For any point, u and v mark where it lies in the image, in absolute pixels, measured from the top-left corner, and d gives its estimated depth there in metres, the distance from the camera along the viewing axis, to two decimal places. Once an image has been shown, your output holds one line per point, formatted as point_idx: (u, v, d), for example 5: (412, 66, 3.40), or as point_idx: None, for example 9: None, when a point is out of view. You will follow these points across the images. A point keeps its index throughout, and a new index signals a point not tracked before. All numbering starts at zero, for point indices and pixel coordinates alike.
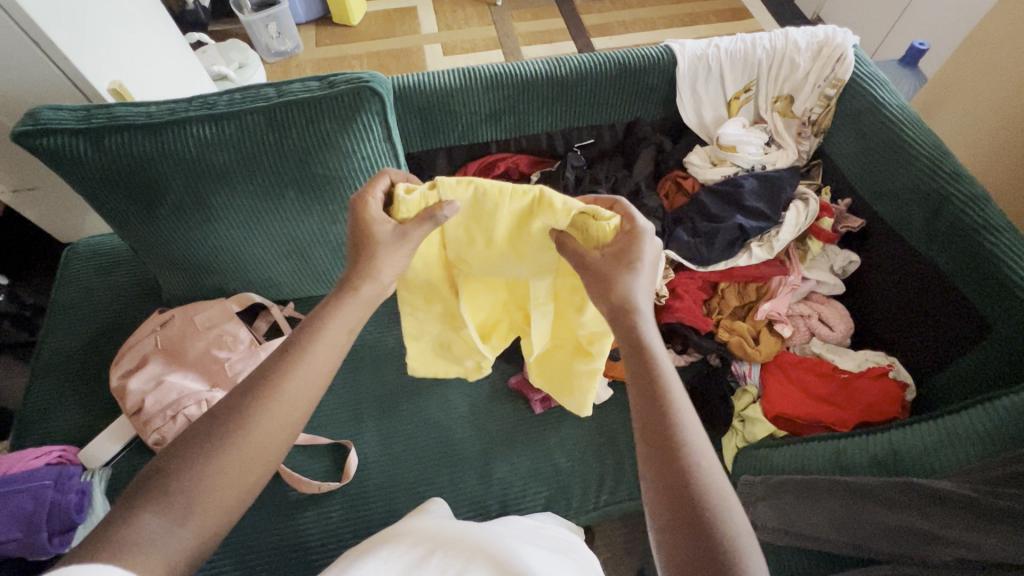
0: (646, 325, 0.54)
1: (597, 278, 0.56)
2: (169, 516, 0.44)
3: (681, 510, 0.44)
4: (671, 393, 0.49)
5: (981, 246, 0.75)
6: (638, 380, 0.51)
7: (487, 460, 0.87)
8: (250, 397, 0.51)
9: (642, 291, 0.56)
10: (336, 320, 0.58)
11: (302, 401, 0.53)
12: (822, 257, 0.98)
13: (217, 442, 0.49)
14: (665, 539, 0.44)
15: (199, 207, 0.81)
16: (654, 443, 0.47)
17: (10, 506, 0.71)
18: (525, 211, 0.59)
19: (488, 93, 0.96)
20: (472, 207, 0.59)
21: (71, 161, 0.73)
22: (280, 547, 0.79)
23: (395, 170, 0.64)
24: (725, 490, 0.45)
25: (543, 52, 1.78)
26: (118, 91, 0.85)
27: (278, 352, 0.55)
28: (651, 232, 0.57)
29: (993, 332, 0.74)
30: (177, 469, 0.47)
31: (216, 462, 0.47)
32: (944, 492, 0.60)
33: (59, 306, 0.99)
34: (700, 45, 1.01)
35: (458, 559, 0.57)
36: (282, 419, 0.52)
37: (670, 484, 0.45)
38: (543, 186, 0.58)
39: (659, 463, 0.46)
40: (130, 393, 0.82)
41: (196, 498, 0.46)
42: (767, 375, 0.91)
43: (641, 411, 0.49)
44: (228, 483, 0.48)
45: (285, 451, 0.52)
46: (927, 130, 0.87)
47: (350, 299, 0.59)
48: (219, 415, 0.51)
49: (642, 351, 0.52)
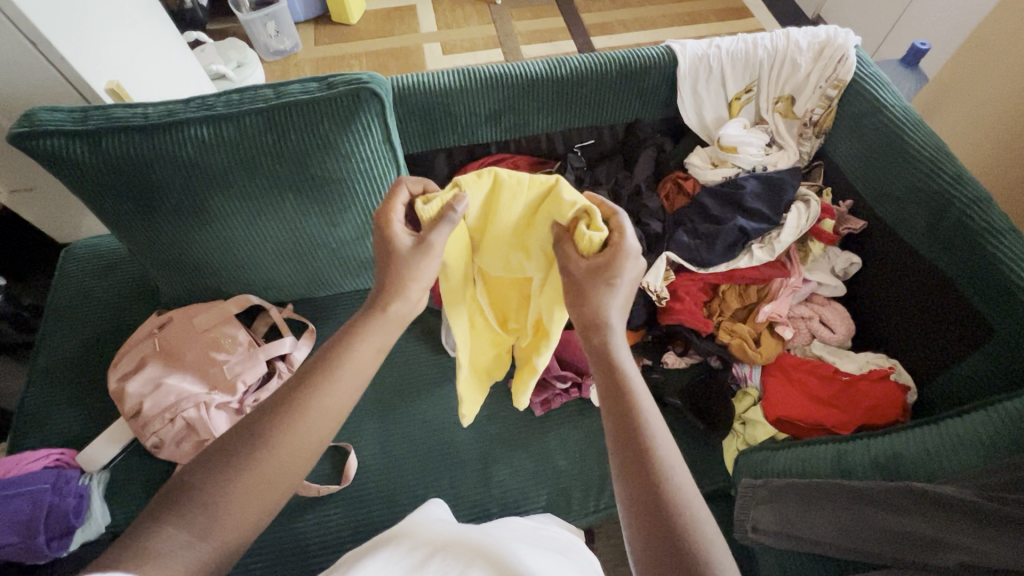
0: (616, 340, 0.56)
1: (575, 290, 0.59)
2: (178, 528, 0.45)
3: (653, 520, 0.45)
4: (641, 405, 0.51)
5: (984, 248, 0.74)
6: (609, 398, 0.52)
7: (487, 462, 0.87)
8: (271, 415, 0.52)
9: (618, 306, 0.58)
10: (363, 338, 0.58)
11: (325, 426, 0.53)
12: (822, 258, 0.98)
13: (237, 463, 0.49)
14: (638, 549, 0.45)
15: (198, 209, 0.80)
16: (625, 457, 0.48)
17: (8, 510, 0.71)
18: (537, 203, 0.63)
19: (488, 95, 0.96)
20: (489, 198, 0.63)
21: (68, 163, 0.72)
22: (280, 550, 0.79)
23: (413, 178, 0.64)
24: (696, 500, 0.46)
25: (542, 50, 1.78)
26: (114, 91, 0.84)
27: (305, 373, 0.55)
28: (635, 252, 0.59)
29: (995, 336, 0.74)
30: (199, 484, 0.48)
31: (238, 482, 0.48)
32: (950, 497, 0.60)
33: (58, 307, 0.99)
34: (701, 46, 1.00)
35: (458, 562, 0.57)
36: (300, 435, 0.51)
37: (642, 495, 0.46)
38: (558, 176, 0.61)
39: (633, 475, 0.47)
40: (128, 396, 0.81)
41: (208, 511, 0.46)
42: (768, 377, 0.92)
43: (612, 422, 0.51)
44: (249, 501, 0.48)
45: (304, 470, 0.52)
46: (930, 132, 0.87)
47: (378, 319, 0.60)
48: (240, 435, 0.51)
49: (612, 366, 0.54)
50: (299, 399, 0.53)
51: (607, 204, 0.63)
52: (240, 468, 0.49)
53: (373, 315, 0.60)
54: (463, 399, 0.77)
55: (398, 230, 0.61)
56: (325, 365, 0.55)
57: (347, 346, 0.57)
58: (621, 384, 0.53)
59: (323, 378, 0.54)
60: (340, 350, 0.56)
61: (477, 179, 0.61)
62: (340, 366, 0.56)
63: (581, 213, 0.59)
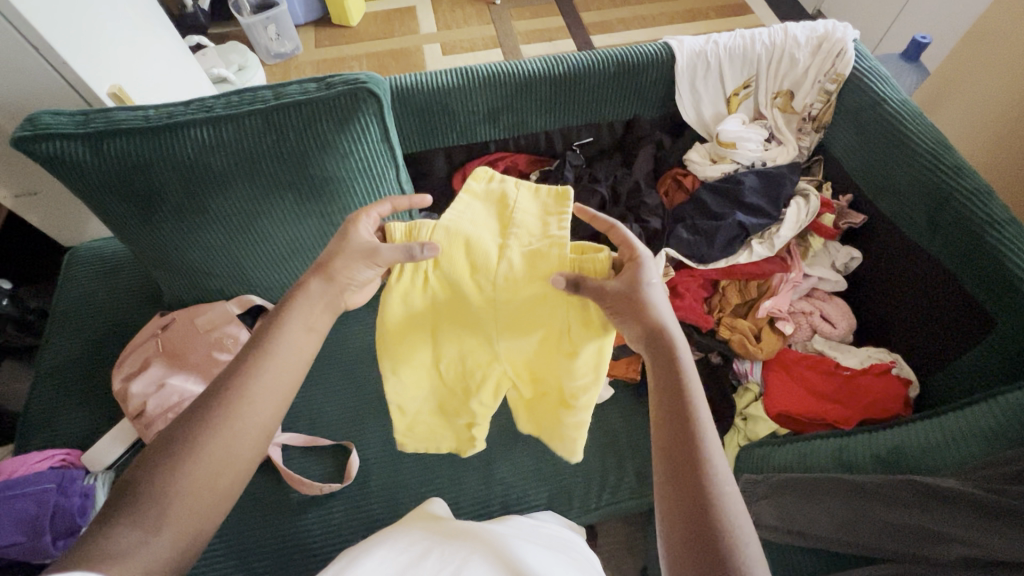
0: (674, 336, 0.56)
1: (625, 303, 0.55)
2: (142, 526, 0.46)
3: (681, 486, 0.47)
4: (695, 408, 0.51)
5: (984, 241, 0.74)
6: (662, 374, 0.54)
7: (488, 460, 0.87)
8: (231, 395, 0.53)
9: (663, 307, 0.57)
10: (296, 317, 0.59)
11: (273, 405, 0.55)
12: (823, 254, 0.98)
13: (186, 452, 0.49)
14: (665, 509, 0.48)
15: (199, 210, 0.81)
16: (670, 427, 0.51)
17: (14, 511, 0.72)
18: (524, 208, 0.62)
19: (486, 93, 0.96)
20: (491, 205, 0.64)
21: (71, 167, 0.73)
22: (283, 547, 0.79)
23: (400, 196, 0.66)
24: (729, 484, 0.47)
25: (543, 50, 1.78)
26: (118, 95, 0.86)
27: (246, 357, 0.56)
28: (650, 258, 0.59)
29: (998, 327, 0.73)
30: (173, 460, 0.49)
31: (203, 456, 0.50)
32: (954, 492, 0.59)
33: (62, 311, 0.99)
34: (699, 42, 1.01)
35: (456, 557, 0.58)
36: (256, 413, 0.53)
37: (680, 484, 0.48)
38: (565, 187, 0.62)
39: (673, 443, 0.50)
40: (132, 396, 0.82)
41: (169, 506, 0.47)
42: (769, 373, 0.91)
43: (659, 414, 0.53)
44: (220, 469, 0.50)
45: (257, 455, 0.53)
46: (929, 124, 0.87)
47: (307, 296, 0.60)
48: (188, 426, 0.51)
49: (666, 356, 0.55)
50: (252, 373, 0.54)
51: (601, 219, 0.61)
52: (211, 433, 0.51)
53: (298, 299, 0.60)
54: (412, 437, 0.70)
55: (364, 221, 0.63)
56: (266, 346, 0.56)
57: (279, 326, 0.58)
58: (676, 381, 0.53)
59: (261, 361, 0.55)
60: (277, 329, 0.58)
61: (479, 174, 0.66)
62: (279, 350, 0.57)
63: (577, 250, 0.61)
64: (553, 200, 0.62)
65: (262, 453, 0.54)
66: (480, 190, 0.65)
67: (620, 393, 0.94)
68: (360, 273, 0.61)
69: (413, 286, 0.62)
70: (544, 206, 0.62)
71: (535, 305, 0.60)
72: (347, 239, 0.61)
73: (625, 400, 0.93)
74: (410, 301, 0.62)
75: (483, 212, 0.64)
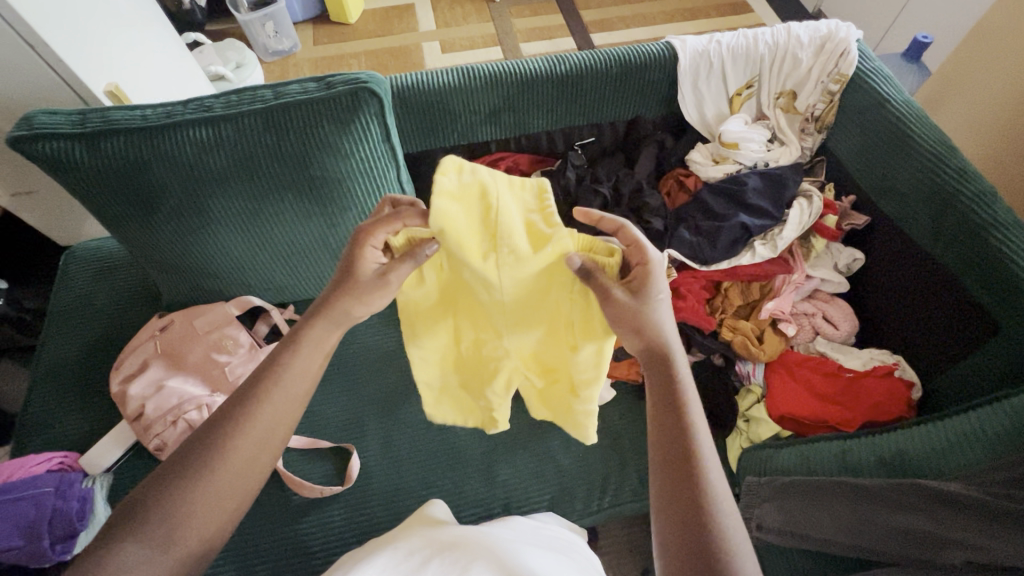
0: (676, 361, 0.56)
1: (623, 317, 0.54)
2: (149, 545, 0.47)
3: (680, 500, 0.47)
4: (692, 423, 0.52)
5: (988, 243, 0.73)
6: (660, 387, 0.55)
7: (490, 462, 0.87)
8: (237, 418, 0.54)
9: (665, 318, 0.57)
10: (304, 343, 0.59)
11: (280, 427, 0.56)
12: (826, 254, 0.97)
13: (195, 477, 0.50)
14: (663, 521, 0.48)
15: (198, 211, 0.80)
16: (669, 438, 0.51)
17: (12, 515, 0.71)
18: (509, 208, 0.53)
19: (487, 93, 0.96)
20: (470, 206, 0.53)
21: (68, 167, 0.72)
22: (282, 550, 0.79)
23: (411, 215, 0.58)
24: (727, 497, 0.48)
25: (543, 48, 1.77)
26: (114, 93, 0.84)
27: (253, 380, 0.56)
28: (660, 262, 0.57)
29: (1001, 330, 0.73)
30: (182, 485, 0.50)
31: (211, 483, 0.51)
32: (955, 495, 0.60)
33: (58, 313, 0.98)
34: (701, 41, 1.00)
35: (456, 566, 0.58)
36: (262, 436, 0.54)
37: (684, 512, 0.47)
38: (542, 178, 0.54)
39: (672, 454, 0.50)
40: (130, 398, 0.82)
41: (176, 527, 0.48)
42: (772, 375, 0.91)
43: (662, 445, 0.51)
44: (229, 491, 0.51)
45: (265, 474, 0.55)
46: (933, 125, 0.86)
47: (318, 323, 0.60)
48: (194, 449, 0.52)
49: (668, 383, 0.54)
50: (260, 400, 0.55)
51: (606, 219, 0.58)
52: (229, 451, 0.52)
53: (316, 320, 0.60)
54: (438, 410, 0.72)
55: (370, 252, 0.60)
56: (281, 365, 0.57)
57: (295, 347, 0.59)
58: (673, 393, 0.53)
59: (268, 383, 0.56)
60: (287, 352, 0.58)
61: (446, 166, 0.51)
62: (287, 372, 0.57)
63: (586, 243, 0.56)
64: (530, 194, 0.54)
65: (273, 468, 0.55)
66: (454, 187, 0.52)
67: (622, 394, 0.94)
68: (376, 303, 0.60)
69: (428, 276, 0.61)
70: (519, 200, 0.54)
71: (539, 303, 0.62)
72: (355, 276, 0.59)
73: (626, 401, 0.93)
74: (421, 294, 0.63)
75: (465, 220, 0.53)
